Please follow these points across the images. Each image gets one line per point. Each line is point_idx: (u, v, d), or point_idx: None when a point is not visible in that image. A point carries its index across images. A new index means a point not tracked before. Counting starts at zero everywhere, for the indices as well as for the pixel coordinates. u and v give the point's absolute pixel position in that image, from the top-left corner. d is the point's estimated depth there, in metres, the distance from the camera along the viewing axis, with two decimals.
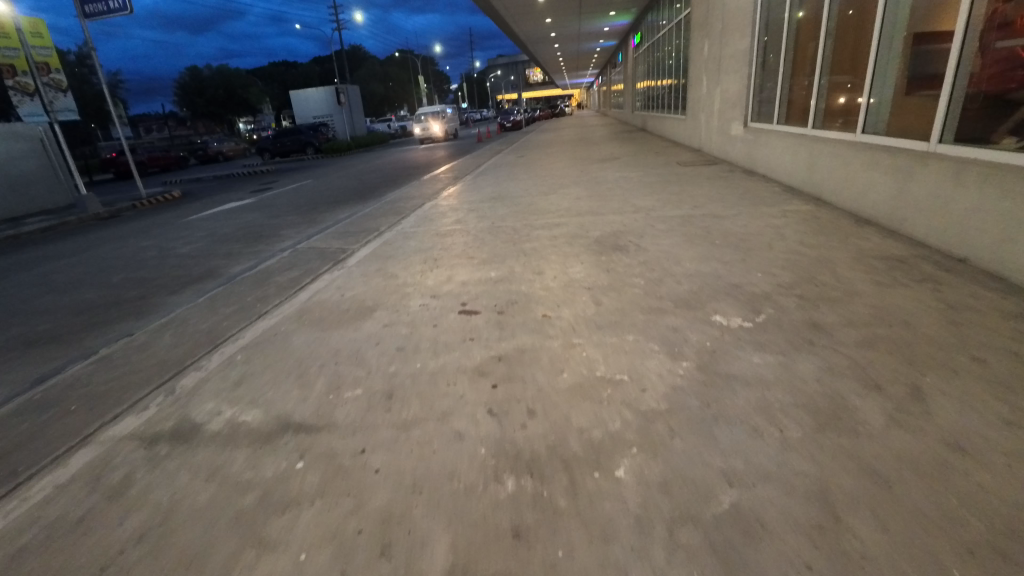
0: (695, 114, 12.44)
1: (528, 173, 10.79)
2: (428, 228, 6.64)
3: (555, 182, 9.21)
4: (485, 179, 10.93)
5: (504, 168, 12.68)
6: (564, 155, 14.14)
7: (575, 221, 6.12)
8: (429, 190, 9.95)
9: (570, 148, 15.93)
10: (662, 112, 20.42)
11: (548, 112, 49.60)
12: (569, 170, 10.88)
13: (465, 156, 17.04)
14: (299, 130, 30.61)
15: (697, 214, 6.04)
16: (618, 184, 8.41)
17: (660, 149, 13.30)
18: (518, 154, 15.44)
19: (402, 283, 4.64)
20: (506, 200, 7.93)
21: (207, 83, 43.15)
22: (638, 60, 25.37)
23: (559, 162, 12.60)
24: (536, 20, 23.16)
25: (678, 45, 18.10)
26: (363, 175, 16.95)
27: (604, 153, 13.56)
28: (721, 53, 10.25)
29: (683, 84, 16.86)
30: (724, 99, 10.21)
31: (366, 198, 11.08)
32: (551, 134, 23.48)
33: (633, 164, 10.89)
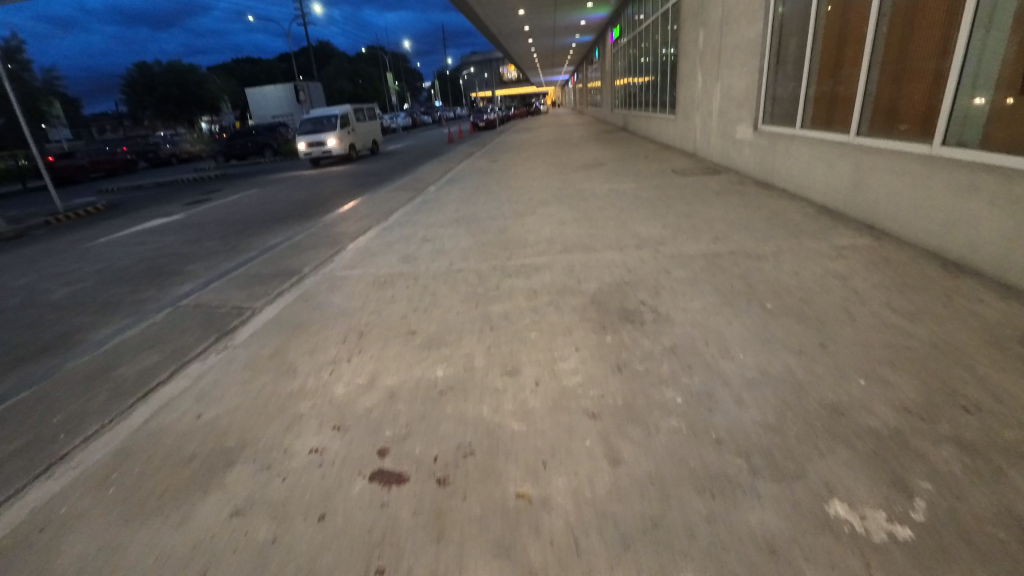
0: (689, 114, 10.97)
1: (501, 184, 9.19)
2: (366, 270, 4.99)
3: (533, 198, 7.62)
4: (450, 191, 9.26)
5: (473, 176, 10.99)
6: (541, 160, 12.53)
7: (562, 262, 4.54)
8: (382, 207, 8.25)
9: (548, 152, 14.32)
10: (645, 111, 19.00)
11: (523, 111, 47.98)
12: (548, 180, 9.28)
13: (432, 160, 15.35)
14: (256, 131, 28.27)
15: (723, 249, 4.54)
16: (609, 200, 6.87)
17: (648, 152, 11.85)
18: (490, 159, 13.76)
19: (303, 384, 3.02)
20: (472, 224, 6.30)
21: (158, 81, 40.11)
22: (617, 56, 23.98)
23: (536, 169, 10.99)
24: (508, 13, 21.52)
25: (661, 38, 16.69)
26: (316, 182, 15.07)
27: (586, 158, 11.99)
28: (722, 44, 8.78)
29: (669, 80, 15.45)
30: (726, 98, 8.75)
31: (308, 215, 9.30)
32: (526, 134, 21.84)
33: (623, 172, 9.34)
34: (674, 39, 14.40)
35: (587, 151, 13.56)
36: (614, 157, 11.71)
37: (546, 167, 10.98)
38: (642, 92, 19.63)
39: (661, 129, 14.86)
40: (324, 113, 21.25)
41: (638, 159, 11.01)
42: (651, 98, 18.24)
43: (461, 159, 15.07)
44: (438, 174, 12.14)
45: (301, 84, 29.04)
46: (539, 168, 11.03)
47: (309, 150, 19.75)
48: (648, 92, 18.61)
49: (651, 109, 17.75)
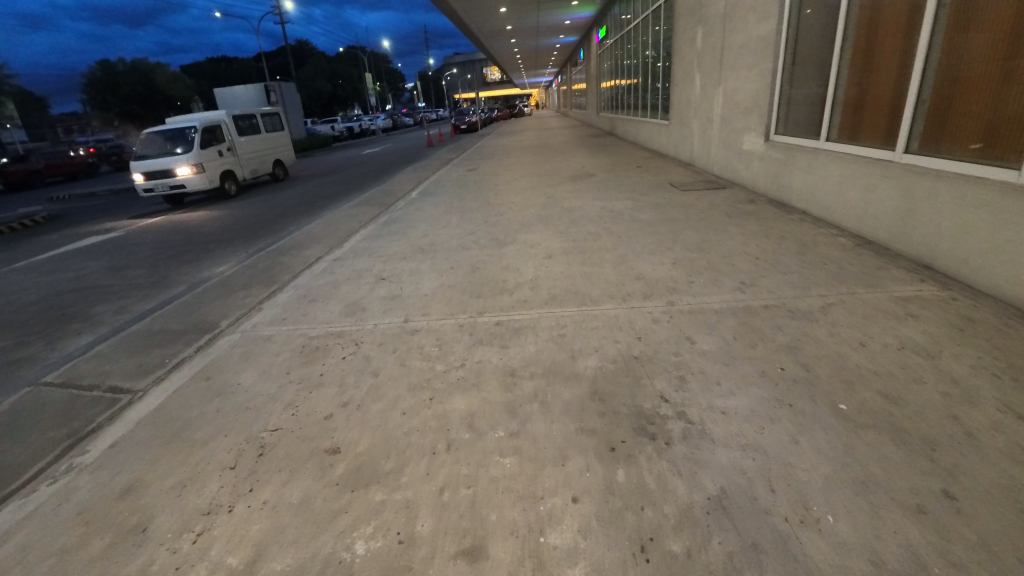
0: (685, 121, 10.02)
1: (479, 199, 8.12)
2: (299, 326, 3.88)
3: (514, 218, 6.55)
4: (421, 206, 8.15)
5: (449, 188, 9.87)
6: (524, 168, 11.45)
7: (550, 319, 3.49)
8: (341, 229, 7.12)
9: (531, 159, 13.27)
10: (632, 115, 18.07)
11: (507, 112, 46.97)
12: (532, 193, 8.20)
13: (407, 168, 14.23)
14: None
15: (756, 302, 3.54)
16: (603, 224, 5.84)
17: (640, 161, 10.89)
18: (469, 168, 12.67)
19: (149, 563, 1.93)
20: (440, 256, 5.21)
21: (122, 80, 38.11)
22: (602, 57, 23.08)
23: (518, 179, 9.90)
24: (489, 12, 20.47)
25: (650, 38, 15.79)
26: (280, 191, 13.83)
27: (573, 167, 10.96)
28: (725, 44, 7.83)
29: (659, 83, 14.54)
30: (730, 104, 7.79)
31: (258, 235, 8.12)
32: (508, 139, 20.76)
33: (615, 186, 8.31)
34: (665, 39, 13.46)
35: (573, 158, 12.54)
36: (604, 166, 10.70)
37: (528, 177, 9.92)
38: (629, 95, 18.70)
39: (651, 135, 13.92)
40: (175, 121, 12.70)
41: (630, 169, 10.01)
42: (639, 102, 17.30)
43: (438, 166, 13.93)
44: (411, 184, 11.01)
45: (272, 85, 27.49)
46: (521, 178, 9.98)
47: (148, 182, 12.06)
48: (636, 95, 17.67)
49: (639, 113, 16.80)
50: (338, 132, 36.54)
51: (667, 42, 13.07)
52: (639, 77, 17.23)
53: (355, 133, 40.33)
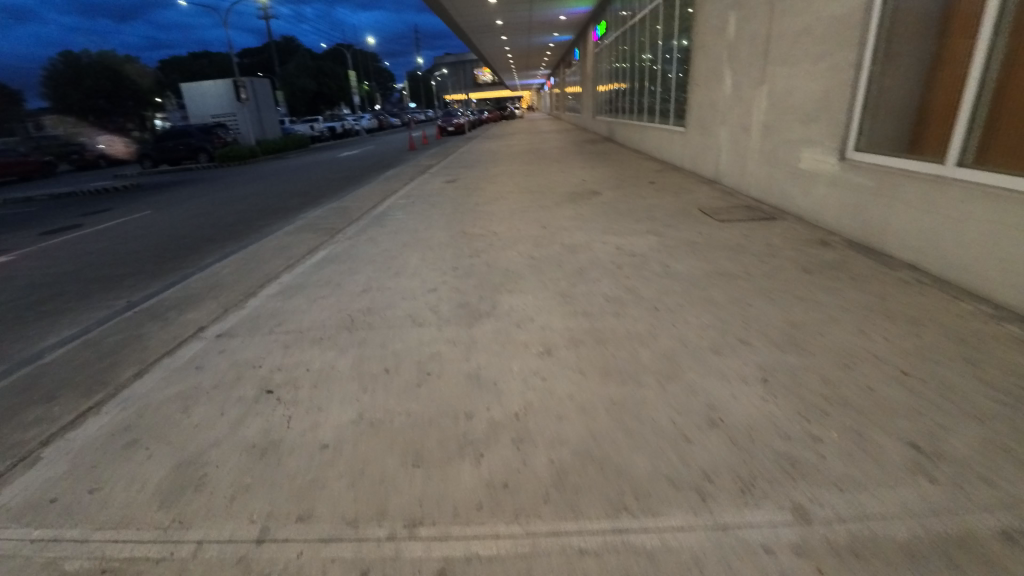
0: (710, 127, 8.15)
1: (454, 224, 6.21)
2: (58, 536, 1.97)
3: (496, 260, 4.65)
4: (378, 233, 6.21)
5: (419, 205, 7.95)
6: (513, 179, 9.52)
7: (554, 563, 1.63)
8: (258, 269, 5.18)
9: (522, 168, 11.34)
10: (632, 119, 16.18)
11: (496, 113, 44.96)
12: (522, 217, 6.30)
13: (378, 178, 12.26)
14: (188, 132, 24.42)
15: (981, 523, 1.71)
16: (624, 279, 3.96)
17: (651, 175, 9.06)
18: (448, 178, 10.73)
19: None
20: (374, 338, 3.31)
21: (84, 74, 35.47)
22: (599, 56, 21.22)
23: (503, 194, 8.01)
24: (476, 5, 18.51)
25: (654, 35, 13.98)
26: (228, 202, 11.77)
27: (572, 179, 9.06)
28: (775, 30, 5.99)
29: (667, 84, 12.73)
30: (780, 108, 5.95)
31: (160, 271, 6.12)
32: (496, 143, 18.80)
33: (628, 209, 6.45)
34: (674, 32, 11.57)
35: (571, 168, 10.62)
36: (610, 179, 8.83)
37: (517, 193, 8.02)
38: (629, 98, 16.79)
39: (659, 142, 12.05)
40: None
41: (642, 185, 8.14)
42: (641, 104, 15.40)
43: (412, 175, 11.95)
44: (375, 198, 9.07)
45: (241, 80, 25.18)
46: (509, 193, 8.09)
47: None
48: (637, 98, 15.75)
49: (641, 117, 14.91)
50: (316, 131, 34.30)
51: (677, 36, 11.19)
52: (641, 77, 15.32)
53: (337, 133, 38.20)
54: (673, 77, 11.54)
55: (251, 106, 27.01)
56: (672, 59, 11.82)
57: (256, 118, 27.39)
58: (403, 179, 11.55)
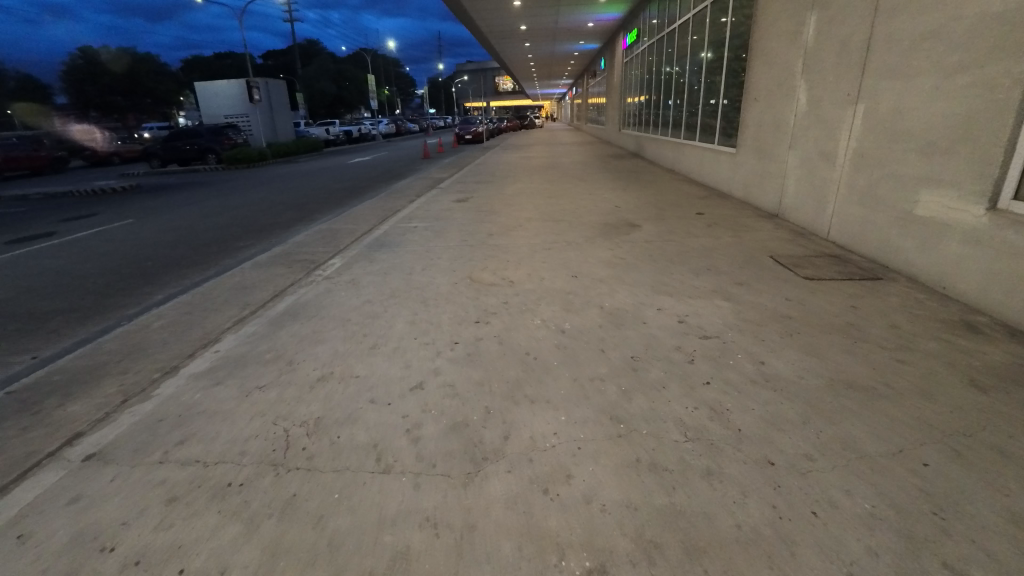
0: (773, 151, 6.79)
1: (460, 264, 4.95)
2: None
3: (511, 331, 3.37)
4: (364, 271, 4.97)
5: (421, 230, 6.71)
6: (533, 201, 8.23)
7: None
8: (198, 323, 3.95)
9: (543, 186, 10.05)
10: (660, 135, 14.79)
11: (514, 123, 43.82)
12: (545, 257, 5.01)
13: (383, 191, 11.07)
14: (197, 132, 23.68)
15: None
16: (704, 388, 2.64)
17: (694, 202, 7.70)
18: (460, 195, 9.50)
19: None
20: (312, 494, 2.04)
21: (102, 70, 35.19)
22: (626, 66, 19.96)
23: (522, 221, 6.72)
24: (499, 8, 17.38)
25: (686, 44, 12.69)
26: (217, 213, 10.64)
27: (602, 204, 7.75)
28: (882, 34, 4.67)
29: (696, 96, 11.39)
30: (886, 134, 4.62)
31: (93, 311, 4.91)
32: (513, 155, 17.51)
33: (679, 251, 5.13)
34: (712, 39, 10.21)
35: (598, 189, 9.29)
36: (646, 206, 7.49)
37: (537, 220, 6.73)
38: (657, 112, 15.41)
39: (696, 162, 10.67)
40: None
41: (688, 216, 6.81)
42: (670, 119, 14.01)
43: (420, 190, 10.75)
44: (373, 218, 7.84)
45: (254, 80, 24.34)
46: (528, 219, 6.81)
47: None
48: (666, 112, 14.37)
49: (670, 133, 13.52)
50: (330, 135, 33.46)
51: (714, 45, 9.83)
52: (671, 89, 13.94)
53: (354, 137, 37.43)
54: (709, 90, 10.20)
55: (264, 107, 26.18)
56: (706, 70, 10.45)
57: (269, 119, 26.55)
58: (410, 194, 10.34)
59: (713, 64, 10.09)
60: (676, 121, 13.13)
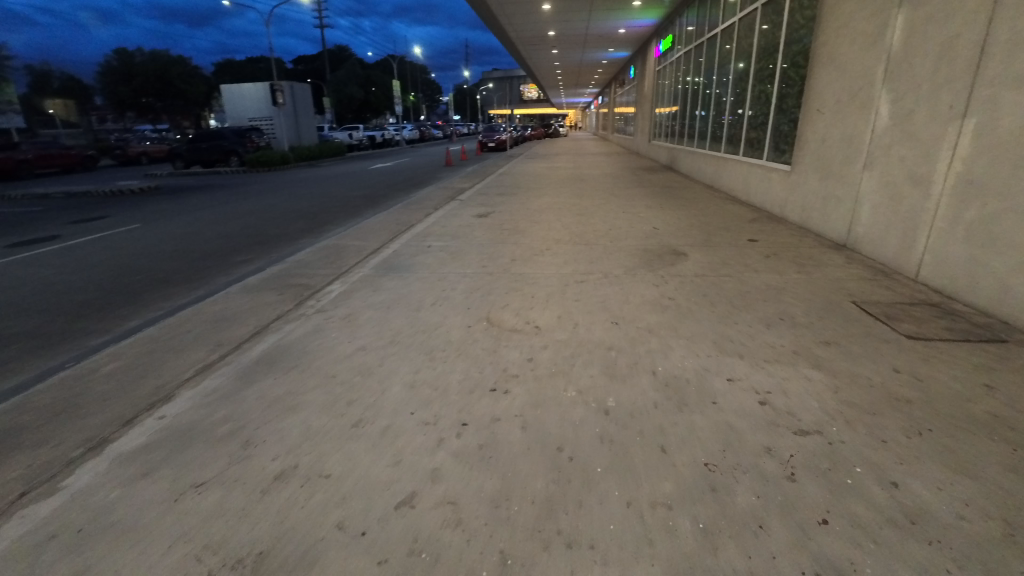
0: (842, 171, 5.85)
1: (477, 297, 4.19)
2: None
3: (538, 407, 2.58)
4: (364, 301, 4.24)
5: (436, 248, 5.97)
6: (560, 218, 7.42)
7: None
8: (158, 369, 3.28)
9: (570, 201, 9.21)
10: (694, 147, 13.83)
11: (538, 130, 43.12)
12: (577, 292, 4.21)
13: (399, 201, 10.41)
14: (221, 134, 23.60)
15: None
16: (819, 532, 1.81)
17: (743, 226, 6.81)
18: (481, 209, 8.74)
19: None
20: None
21: (136, 71, 35.77)
22: (658, 75, 19.07)
23: (550, 243, 5.93)
24: (527, 13, 16.70)
25: (724, 51, 11.76)
26: (225, 220, 10.12)
27: (638, 224, 6.92)
28: (1004, 36, 3.77)
29: (738, 108, 10.44)
30: (1008, 158, 3.71)
31: (54, 339, 4.28)
32: (537, 165, 16.71)
33: (738, 290, 4.28)
34: (758, 45, 9.27)
35: (630, 206, 8.44)
36: (689, 229, 6.63)
37: (565, 242, 5.94)
38: (691, 123, 14.48)
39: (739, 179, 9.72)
40: None
41: (739, 243, 5.92)
42: (705, 132, 13.03)
43: (438, 201, 10.07)
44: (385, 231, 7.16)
45: (278, 83, 24.14)
46: (556, 241, 6.01)
47: None
48: (701, 124, 13.41)
49: (706, 146, 12.54)
50: (354, 139, 33.25)
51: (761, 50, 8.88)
52: (707, 100, 12.98)
53: (377, 142, 37.24)
54: (754, 101, 9.26)
55: (288, 111, 26.00)
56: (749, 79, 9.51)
57: (293, 123, 26.34)
58: (427, 206, 9.64)
59: (760, 73, 9.17)
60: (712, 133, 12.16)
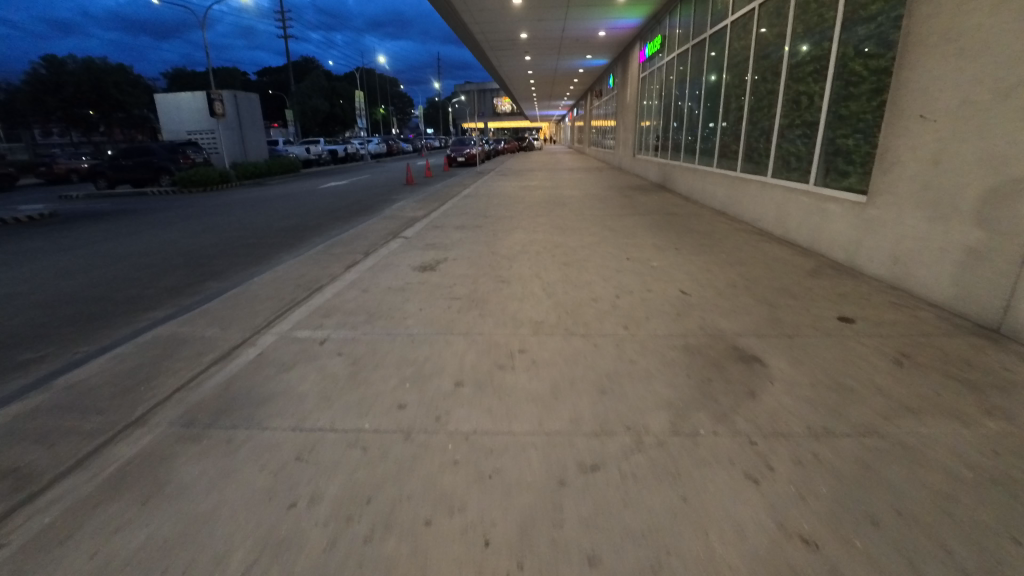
0: (983, 210, 3.68)
1: (354, 543, 1.80)
2: None
3: None
4: (90, 561, 1.81)
5: (332, 344, 3.52)
6: (539, 272, 5.04)
7: None
8: None
9: (552, 236, 6.84)
10: (686, 162, 11.74)
11: (511, 143, 40.95)
12: (585, 518, 1.86)
13: (324, 237, 7.90)
14: (151, 150, 20.71)
15: None
16: None
17: (808, 285, 4.60)
18: (430, 249, 6.28)
19: None
20: None
21: (64, 81, 32.08)
22: (640, 83, 17.05)
23: (525, 331, 3.54)
24: (495, 12, 14.42)
25: (720, 49, 9.68)
26: (84, 266, 7.42)
27: (657, 285, 4.61)
28: None
29: (744, 112, 8.32)
30: None
31: None
32: (510, 184, 14.30)
33: (927, 496, 2.00)
34: (779, 33, 7.10)
35: (633, 247, 6.13)
36: (734, 295, 4.34)
37: (549, 330, 3.57)
38: (681, 134, 12.42)
39: (754, 203, 7.62)
40: None
41: (828, 326, 3.67)
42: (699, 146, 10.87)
43: (378, 233, 7.56)
44: (272, 297, 4.64)
45: (218, 94, 21.03)
46: (534, 327, 3.64)
47: None
48: (694, 138, 11.26)
49: (705, 163, 10.35)
50: (310, 154, 30.34)
51: (793, 42, 6.65)
52: (701, 111, 10.83)
53: (338, 156, 34.52)
54: (775, 104, 7.11)
55: (231, 123, 22.92)
56: (772, 81, 7.29)
57: (238, 137, 23.31)
58: (364, 239, 7.11)
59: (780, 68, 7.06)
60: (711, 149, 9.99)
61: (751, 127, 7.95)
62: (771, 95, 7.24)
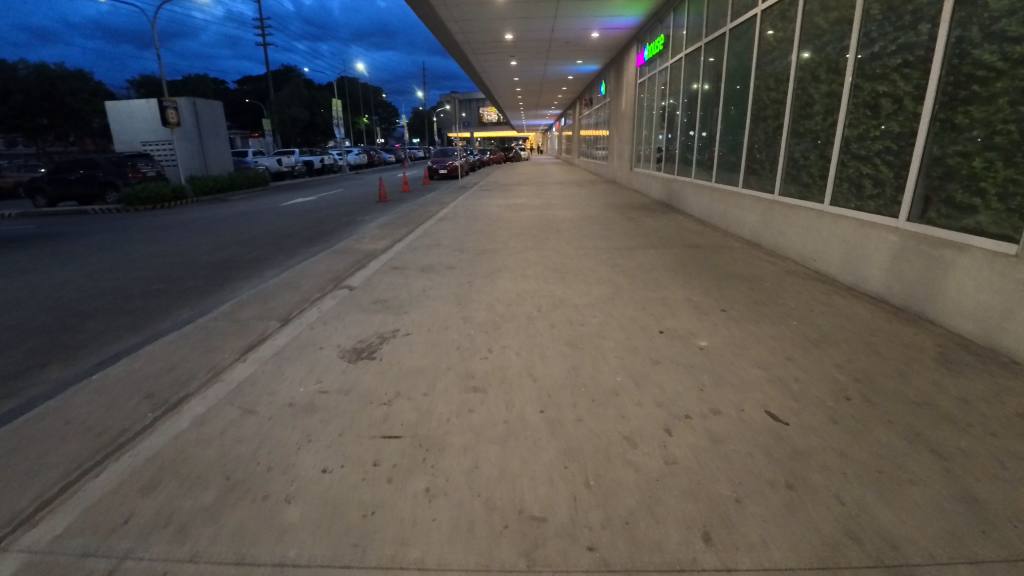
0: None
1: None
2: None
3: None
4: None
5: None
6: (531, 364, 3.28)
7: None
8: None
9: (547, 283, 5.07)
10: (694, 178, 10.08)
11: (497, 155, 39.41)
12: None
13: (245, 283, 6.01)
14: (96, 163, 18.59)
15: None
16: None
17: (955, 395, 2.91)
18: (379, 309, 4.48)
19: None
20: None
21: (13, 87, 29.53)
22: (636, 89, 15.43)
23: (510, 558, 1.79)
24: (474, 8, 12.67)
25: (740, 45, 8.04)
26: None
27: (720, 394, 2.88)
28: None
29: (777, 122, 6.68)
30: None
31: None
32: (495, 202, 12.49)
33: None
34: (833, 20, 5.49)
35: (662, 305, 4.38)
36: (854, 422, 2.63)
37: (557, 548, 1.82)
38: (687, 146, 10.77)
39: (798, 238, 5.98)
40: None
41: None
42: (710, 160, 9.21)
43: (318, 276, 5.71)
44: (92, 424, 2.80)
45: (169, 100, 18.91)
46: (528, 535, 1.88)
47: None
48: (703, 151, 9.59)
49: (721, 181, 8.69)
50: (281, 165, 28.27)
51: (864, 27, 5.00)
52: (713, 118, 9.17)
53: (313, 168, 32.55)
54: (831, 110, 5.48)
55: (188, 132, 20.82)
56: (824, 80, 5.64)
57: (197, 148, 21.25)
58: (296, 289, 5.27)
59: (836, 66, 5.43)
60: (730, 163, 8.32)
61: (793, 138, 6.28)
62: (827, 98, 5.58)
